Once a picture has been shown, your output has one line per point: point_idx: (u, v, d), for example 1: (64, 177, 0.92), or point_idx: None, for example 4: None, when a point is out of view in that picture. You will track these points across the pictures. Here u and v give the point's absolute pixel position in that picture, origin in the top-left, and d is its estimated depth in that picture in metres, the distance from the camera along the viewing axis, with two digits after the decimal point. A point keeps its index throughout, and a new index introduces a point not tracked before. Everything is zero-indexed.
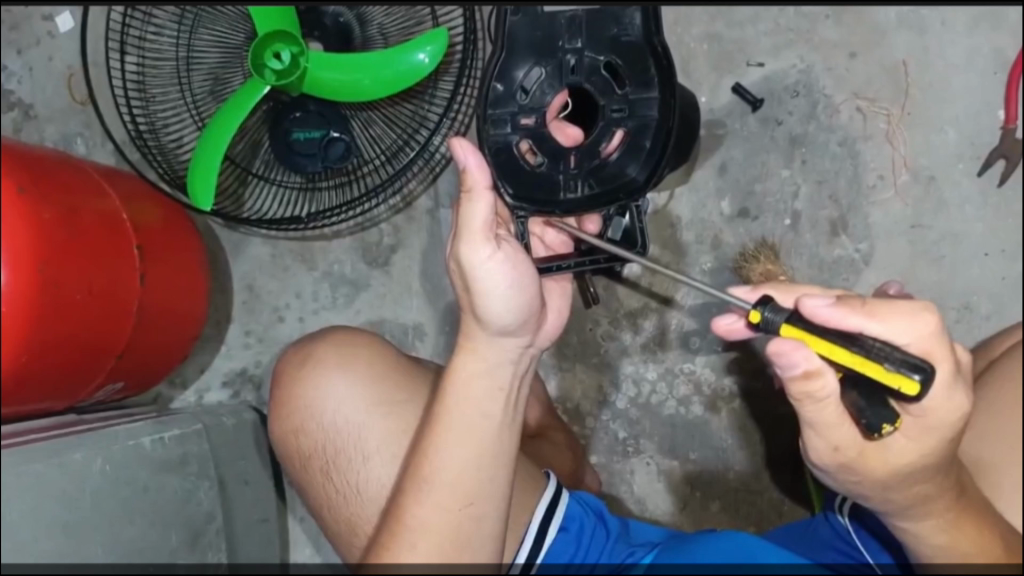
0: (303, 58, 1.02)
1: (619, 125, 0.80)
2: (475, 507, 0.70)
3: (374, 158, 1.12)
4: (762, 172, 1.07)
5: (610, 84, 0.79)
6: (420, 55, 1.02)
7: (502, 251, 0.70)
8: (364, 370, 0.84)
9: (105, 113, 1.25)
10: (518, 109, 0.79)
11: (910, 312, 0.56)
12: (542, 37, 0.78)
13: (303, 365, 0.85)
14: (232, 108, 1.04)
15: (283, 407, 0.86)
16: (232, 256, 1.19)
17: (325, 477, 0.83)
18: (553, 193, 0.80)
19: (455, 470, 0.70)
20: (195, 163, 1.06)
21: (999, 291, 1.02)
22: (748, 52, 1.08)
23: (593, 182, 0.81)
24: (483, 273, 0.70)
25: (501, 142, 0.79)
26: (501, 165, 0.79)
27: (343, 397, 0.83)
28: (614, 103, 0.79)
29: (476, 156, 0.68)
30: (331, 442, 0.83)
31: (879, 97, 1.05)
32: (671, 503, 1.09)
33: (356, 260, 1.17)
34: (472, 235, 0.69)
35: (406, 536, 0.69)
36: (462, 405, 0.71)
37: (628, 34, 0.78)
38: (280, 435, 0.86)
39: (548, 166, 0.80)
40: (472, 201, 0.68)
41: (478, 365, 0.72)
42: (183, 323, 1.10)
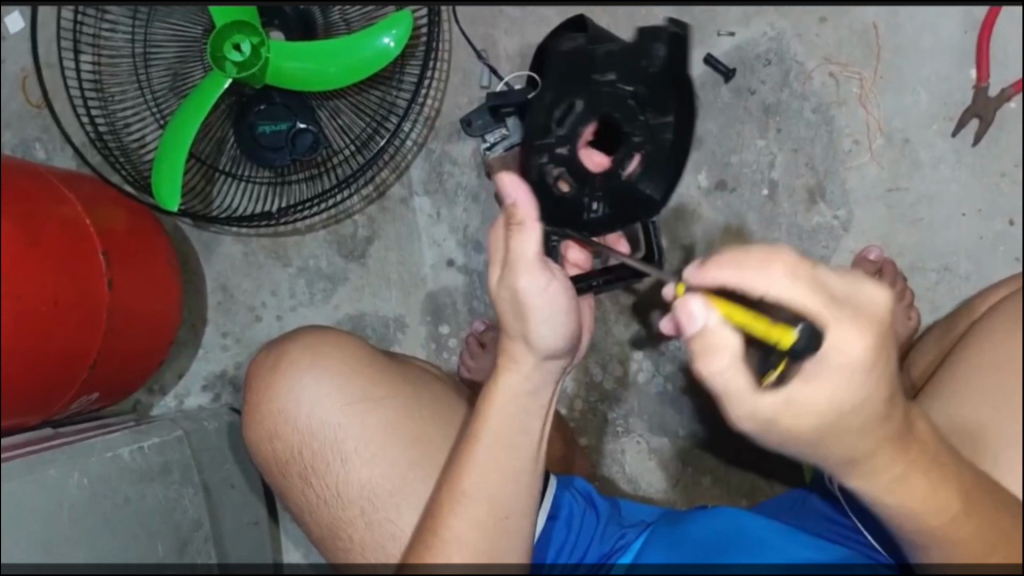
0: (264, 49, 0.99)
1: (639, 149, 0.73)
2: (508, 520, 0.71)
3: (344, 148, 1.10)
4: (738, 143, 1.06)
5: (633, 109, 0.72)
6: (385, 39, 1.00)
7: (556, 281, 0.66)
8: (336, 368, 0.81)
9: (63, 115, 1.21)
10: (553, 138, 0.72)
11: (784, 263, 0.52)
12: (577, 69, 0.73)
13: (274, 369, 0.83)
14: (195, 103, 1.01)
15: (258, 413, 0.83)
16: (204, 257, 1.16)
17: (304, 482, 0.82)
18: (576, 216, 0.72)
19: (493, 485, 0.70)
20: (160, 162, 1.03)
21: (977, 251, 1.02)
22: (718, 22, 1.06)
23: (612, 202, 0.73)
24: (538, 302, 0.66)
25: (536, 170, 0.72)
26: (533, 190, 0.72)
27: (318, 399, 0.81)
28: (637, 130, 0.72)
29: (524, 191, 0.64)
30: (308, 445, 0.81)
31: (851, 61, 1.04)
32: (664, 480, 1.08)
33: (331, 254, 1.14)
34: (528, 269, 0.65)
35: (440, 550, 0.69)
36: (502, 419, 0.70)
37: (654, 65, 0.72)
38: (254, 442, 0.84)
39: (574, 191, 0.72)
40: (525, 235, 0.64)
41: (521, 384, 0.70)
42: (157, 328, 1.08)
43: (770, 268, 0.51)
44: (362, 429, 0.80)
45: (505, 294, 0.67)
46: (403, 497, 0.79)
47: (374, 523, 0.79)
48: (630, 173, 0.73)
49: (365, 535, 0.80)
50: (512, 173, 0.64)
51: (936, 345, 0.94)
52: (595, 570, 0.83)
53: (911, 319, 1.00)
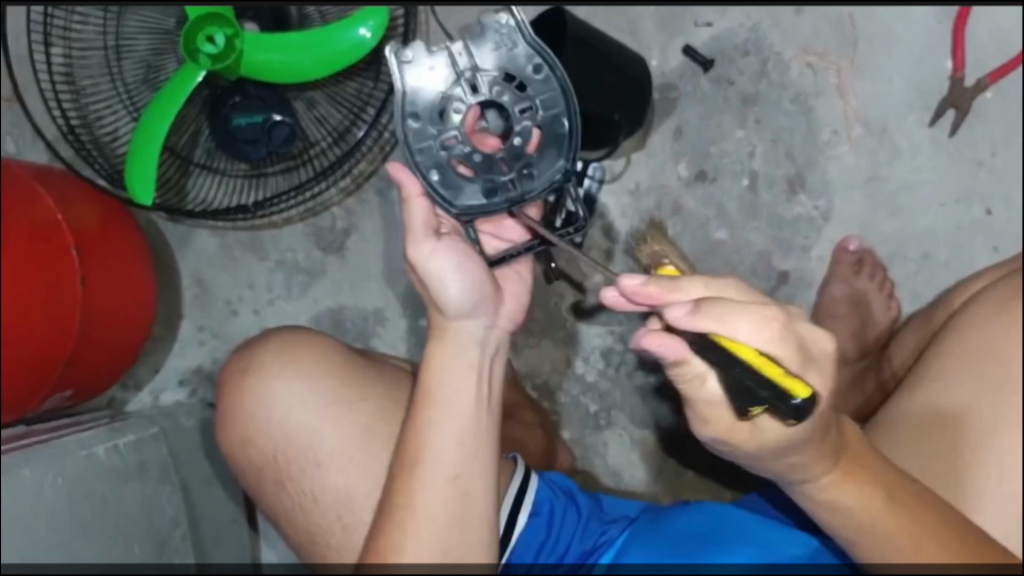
0: (238, 40, 0.98)
1: (533, 123, 0.74)
2: (465, 481, 0.72)
3: (321, 140, 1.09)
4: (717, 134, 1.06)
5: (512, 88, 0.73)
6: (362, 30, 0.99)
7: (446, 244, 0.70)
8: (304, 370, 0.80)
9: (32, 109, 1.18)
10: (439, 134, 0.72)
11: (761, 317, 0.52)
12: (432, 71, 0.72)
13: (245, 374, 0.81)
14: (168, 97, 0.99)
15: (229, 416, 0.82)
16: (180, 251, 1.14)
17: (280, 486, 0.81)
18: (494, 195, 0.74)
19: (445, 448, 0.72)
20: (133, 154, 1.01)
21: (955, 240, 1.03)
22: (696, 13, 1.06)
23: (531, 174, 0.75)
24: (435, 269, 0.70)
25: (431, 166, 0.73)
26: (439, 185, 0.73)
27: (291, 403, 0.79)
28: (521, 103, 0.73)
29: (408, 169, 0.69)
30: (282, 449, 0.80)
31: (828, 50, 1.04)
32: (647, 472, 1.08)
33: (310, 247, 1.13)
34: (414, 237, 0.70)
35: (402, 516, 0.71)
36: (442, 386, 0.72)
37: (507, 39, 0.72)
38: (227, 446, 0.83)
39: (483, 176, 0.74)
40: (410, 209, 0.70)
41: (459, 348, 0.72)
42: (131, 325, 1.06)
43: (754, 325, 0.51)
44: (336, 428, 0.79)
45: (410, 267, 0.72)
46: (377, 496, 0.78)
47: (349, 526, 0.79)
48: (534, 150, 0.74)
49: (341, 539, 0.79)
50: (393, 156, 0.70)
51: (914, 334, 0.94)
52: (574, 570, 0.83)
53: (891, 308, 1.01)
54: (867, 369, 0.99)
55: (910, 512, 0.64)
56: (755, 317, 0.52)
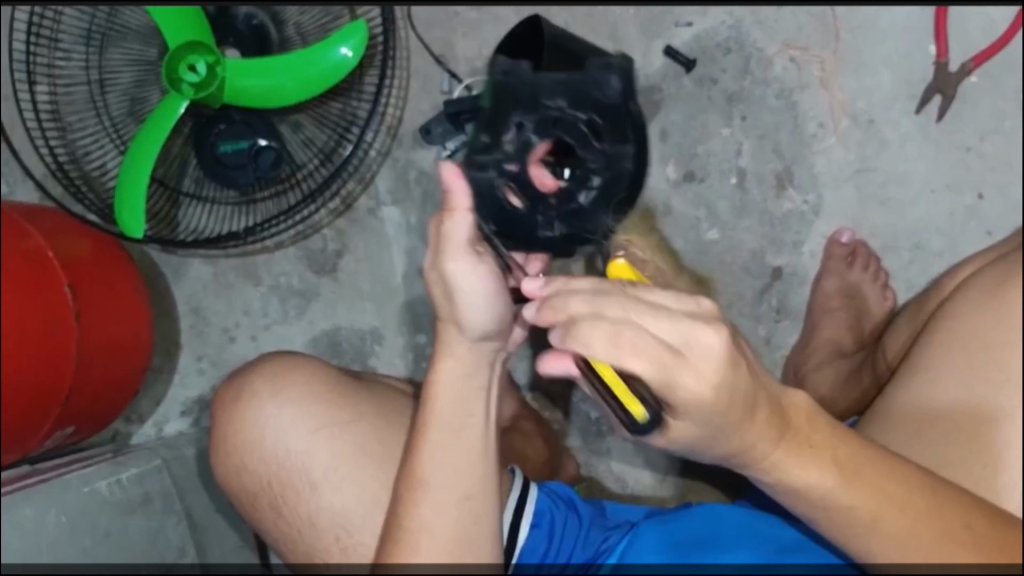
0: (219, 67, 0.98)
1: (594, 177, 0.75)
2: (471, 501, 0.72)
3: (308, 162, 1.09)
4: (703, 133, 1.06)
5: (589, 137, 0.74)
6: (342, 49, 0.99)
7: (484, 266, 0.67)
8: (298, 393, 0.80)
9: (22, 147, 1.19)
10: (504, 155, 0.72)
11: (614, 331, 0.55)
12: (527, 95, 0.72)
13: (237, 404, 0.81)
14: (152, 129, 1.00)
15: (223, 445, 0.82)
16: (174, 280, 1.15)
17: (275, 512, 0.81)
18: (532, 232, 0.74)
19: (449, 469, 0.72)
20: (120, 188, 1.02)
21: (948, 226, 1.02)
22: (676, 13, 1.06)
23: (571, 223, 0.75)
24: (464, 285, 0.67)
25: (483, 184, 0.71)
26: (481, 204, 0.71)
27: (283, 428, 0.79)
28: (592, 156, 0.74)
29: (462, 178, 0.65)
30: (276, 475, 0.80)
31: (810, 44, 1.03)
32: (652, 477, 1.08)
33: (303, 269, 1.13)
34: (454, 251, 0.67)
35: (408, 540, 0.72)
36: (448, 404, 0.72)
37: (608, 96, 0.74)
38: (223, 475, 0.83)
39: (529, 212, 0.73)
40: (453, 219, 0.66)
41: (460, 370, 0.72)
42: (128, 356, 1.06)
43: (603, 342, 0.55)
44: (330, 451, 0.79)
45: (436, 274, 0.68)
46: (373, 517, 0.78)
47: (348, 547, 0.79)
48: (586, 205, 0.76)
49: (341, 560, 0.79)
50: (450, 160, 0.65)
51: (907, 326, 0.93)
52: (583, 571, 0.82)
53: (887, 300, 1.01)
54: (864, 362, 0.98)
55: (863, 483, 0.63)
56: (608, 330, 0.56)
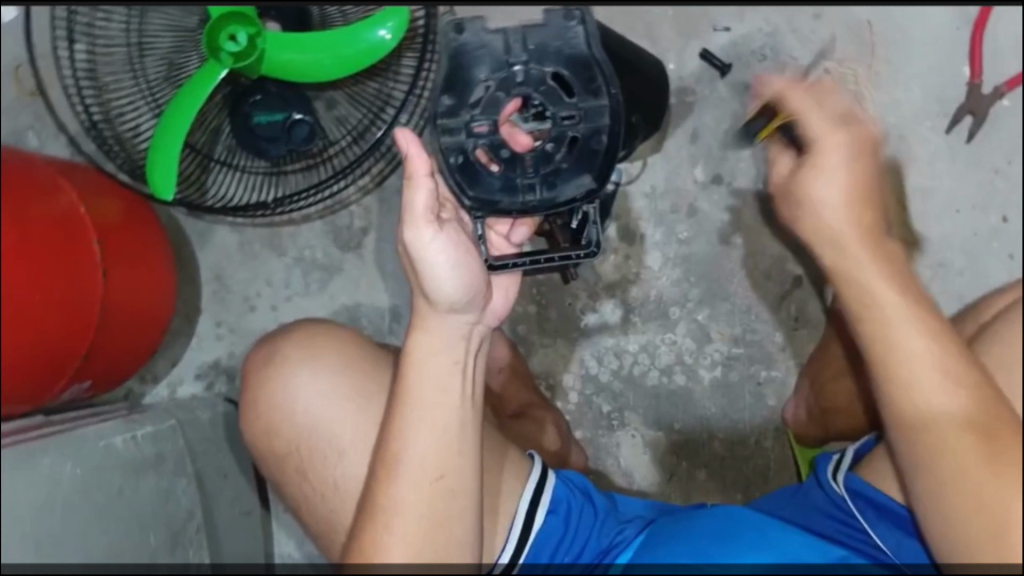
0: (260, 39, 0.99)
1: (569, 131, 0.78)
2: (449, 480, 0.73)
3: (340, 139, 1.10)
4: (733, 137, 1.07)
5: (558, 92, 0.77)
6: (381, 31, 1.00)
7: (444, 233, 0.73)
8: (332, 363, 0.81)
9: (56, 103, 1.19)
10: (472, 116, 0.77)
11: None
12: (489, 52, 0.76)
13: (269, 367, 0.83)
14: (188, 94, 1.01)
15: (253, 407, 0.84)
16: (198, 246, 1.16)
17: (300, 476, 0.82)
18: (511, 194, 0.79)
19: (426, 447, 0.73)
20: (153, 151, 1.03)
21: (971, 246, 1.03)
22: (715, 17, 1.07)
23: (551, 184, 0.80)
24: (429, 254, 0.73)
25: (458, 151, 0.78)
26: (457, 170, 0.78)
27: (312, 394, 0.81)
28: (563, 110, 0.78)
29: (420, 149, 0.71)
30: (304, 440, 0.81)
31: (845, 56, 1.05)
32: (658, 474, 1.09)
33: (328, 244, 1.14)
34: (414, 220, 0.73)
35: (382, 519, 0.72)
36: (422, 382, 0.74)
37: (571, 47, 0.77)
38: (252, 437, 0.84)
39: (504, 172, 0.79)
40: (413, 188, 0.72)
41: (434, 346, 0.75)
42: (150, 318, 1.07)
43: None
44: (355, 423, 0.80)
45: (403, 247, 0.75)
46: None
47: None
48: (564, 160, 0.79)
49: None
50: (405, 127, 0.71)
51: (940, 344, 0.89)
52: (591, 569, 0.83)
53: None
54: None
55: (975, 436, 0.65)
56: None
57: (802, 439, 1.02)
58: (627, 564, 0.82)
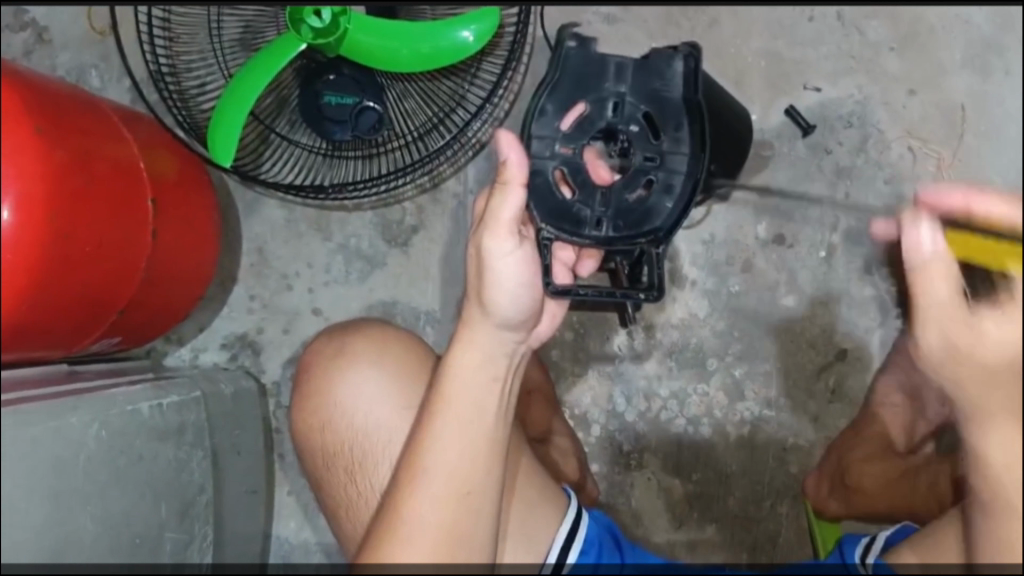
0: (343, 19, 0.96)
1: (647, 174, 0.76)
2: (472, 498, 0.72)
3: (405, 133, 1.07)
4: (804, 200, 1.04)
5: (645, 132, 0.76)
6: (465, 32, 0.99)
7: (522, 249, 0.72)
8: (398, 365, 0.80)
9: (125, 47, 1.17)
10: (558, 136, 0.75)
11: None
12: (590, 74, 0.75)
13: (334, 358, 0.81)
14: (265, 62, 0.99)
15: (309, 396, 0.82)
16: (244, 215, 1.14)
17: (347, 476, 0.79)
18: (578, 224, 0.76)
19: (452, 461, 0.72)
20: (218, 113, 1.00)
21: None
22: (807, 75, 1.04)
23: (620, 223, 0.76)
24: (500, 265, 0.72)
25: (538, 168, 0.75)
26: (534, 188, 0.75)
27: (374, 395, 0.78)
28: (646, 151, 0.76)
29: (518, 152, 0.70)
30: (359, 444, 0.78)
31: (932, 137, 1.02)
32: (669, 522, 1.07)
33: (374, 235, 1.12)
34: (497, 227, 0.71)
35: (403, 529, 0.70)
36: (459, 393, 0.73)
37: (668, 90, 0.76)
38: (301, 427, 0.82)
39: (577, 199, 0.76)
40: (506, 194, 0.70)
41: (475, 359, 0.74)
42: (187, 281, 1.05)
43: None
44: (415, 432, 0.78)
45: (476, 250, 0.74)
46: None
47: None
48: (636, 198, 0.76)
49: None
50: (509, 130, 0.70)
51: None
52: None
53: None
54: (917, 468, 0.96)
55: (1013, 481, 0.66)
56: None
57: (820, 511, 0.99)
58: None
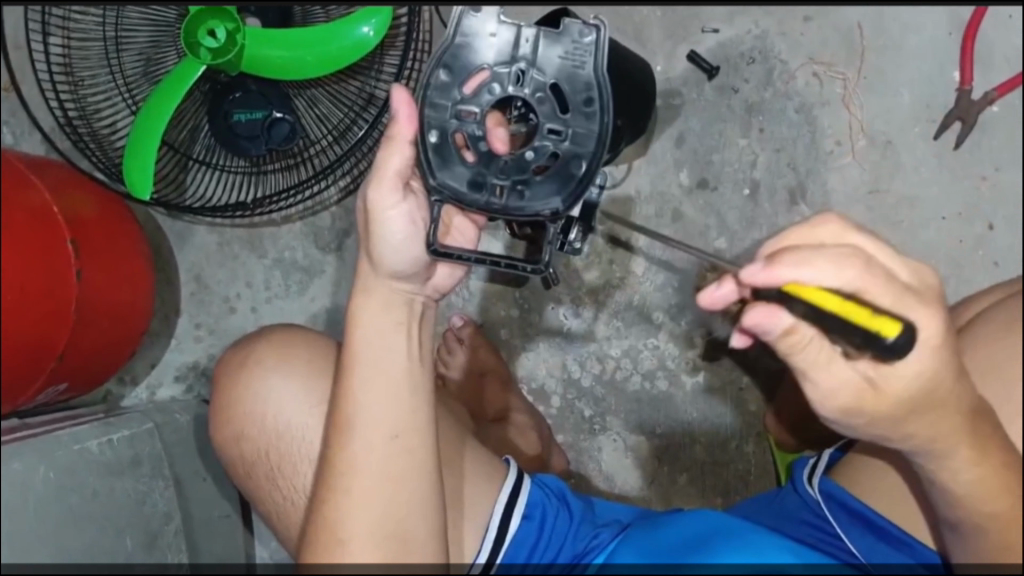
0: (239, 35, 0.96)
1: (551, 147, 0.68)
2: (404, 441, 0.71)
3: (320, 138, 1.08)
4: (720, 142, 1.05)
5: (554, 104, 0.67)
6: (363, 28, 0.97)
7: (408, 203, 0.67)
8: (304, 365, 0.81)
9: (32, 98, 1.17)
10: (460, 99, 0.67)
11: None
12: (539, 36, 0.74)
13: (245, 367, 0.82)
14: (171, 87, 0.98)
15: (230, 410, 0.83)
16: (177, 246, 1.15)
17: (270, 483, 0.81)
18: (474, 191, 0.68)
19: (378, 406, 0.71)
20: (132, 143, 1.00)
21: (956, 254, 1.02)
22: (703, 19, 1.05)
23: (518, 191, 0.68)
24: (386, 221, 0.66)
25: (434, 129, 0.67)
26: (432, 149, 0.67)
27: (286, 398, 0.80)
28: (552, 122, 0.68)
29: (409, 107, 0.65)
30: (279, 446, 0.80)
31: (835, 60, 1.03)
32: (639, 478, 1.08)
33: (308, 245, 1.13)
34: (381, 180, 0.66)
35: (343, 483, 0.70)
36: (367, 341, 0.71)
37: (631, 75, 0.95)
38: (224, 442, 0.83)
39: (477, 165, 0.68)
40: (391, 150, 0.65)
41: (376, 307, 0.71)
42: (126, 318, 1.06)
43: None
44: None
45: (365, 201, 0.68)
46: None
47: None
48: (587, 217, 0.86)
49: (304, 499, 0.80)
50: (404, 87, 0.65)
51: None
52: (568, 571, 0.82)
53: None
54: None
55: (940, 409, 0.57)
56: None
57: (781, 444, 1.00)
58: (602, 565, 0.81)
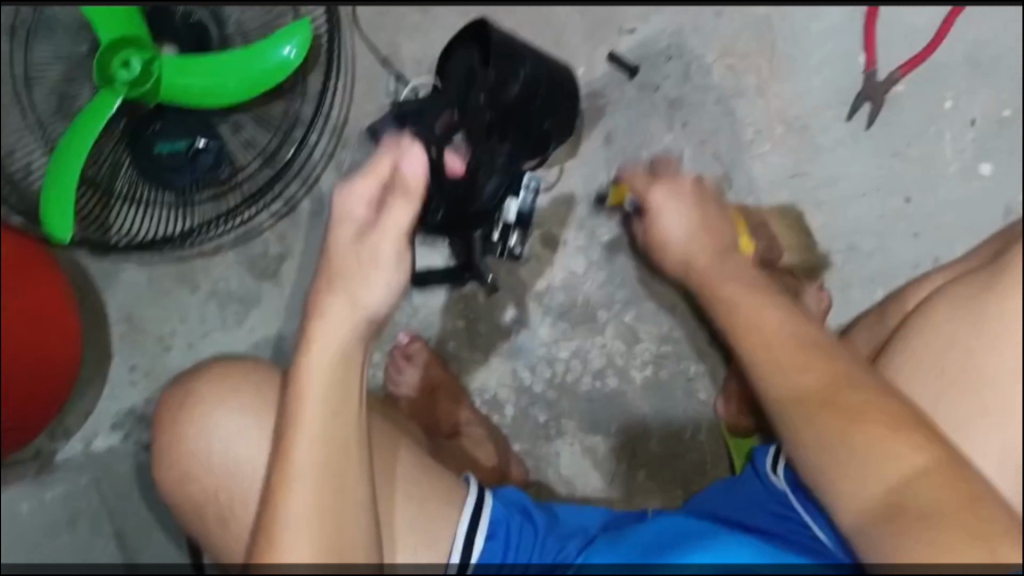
0: (156, 64, 0.94)
1: None
2: (351, 490, 0.71)
3: (248, 165, 1.05)
4: (646, 138, 1.08)
5: None
6: (284, 49, 0.95)
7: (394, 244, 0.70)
8: (246, 397, 0.78)
9: None
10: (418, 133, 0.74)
11: None
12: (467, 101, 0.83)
13: (184, 403, 0.79)
14: (86, 122, 0.94)
15: (170, 448, 0.79)
16: (104, 288, 1.11)
17: (222, 523, 0.78)
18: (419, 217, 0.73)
19: (324, 453, 0.70)
20: (49, 184, 0.95)
21: (878, 229, 1.06)
22: (619, 21, 1.08)
23: None
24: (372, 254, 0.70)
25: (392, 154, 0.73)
26: None
27: (227, 435, 0.77)
28: None
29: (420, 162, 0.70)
30: (225, 483, 0.77)
31: (747, 52, 1.07)
32: (599, 479, 1.08)
33: (242, 275, 1.12)
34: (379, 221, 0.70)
35: (281, 533, 0.69)
36: (318, 380, 0.71)
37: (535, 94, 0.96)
38: (166, 484, 0.80)
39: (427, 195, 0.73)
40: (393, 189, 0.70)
41: (332, 348, 0.71)
42: (53, 367, 1.01)
43: None
44: None
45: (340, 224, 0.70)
46: None
47: None
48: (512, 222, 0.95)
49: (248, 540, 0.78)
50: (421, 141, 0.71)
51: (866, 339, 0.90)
52: None
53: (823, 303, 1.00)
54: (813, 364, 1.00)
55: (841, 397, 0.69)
56: None
57: (734, 430, 1.02)
58: None
